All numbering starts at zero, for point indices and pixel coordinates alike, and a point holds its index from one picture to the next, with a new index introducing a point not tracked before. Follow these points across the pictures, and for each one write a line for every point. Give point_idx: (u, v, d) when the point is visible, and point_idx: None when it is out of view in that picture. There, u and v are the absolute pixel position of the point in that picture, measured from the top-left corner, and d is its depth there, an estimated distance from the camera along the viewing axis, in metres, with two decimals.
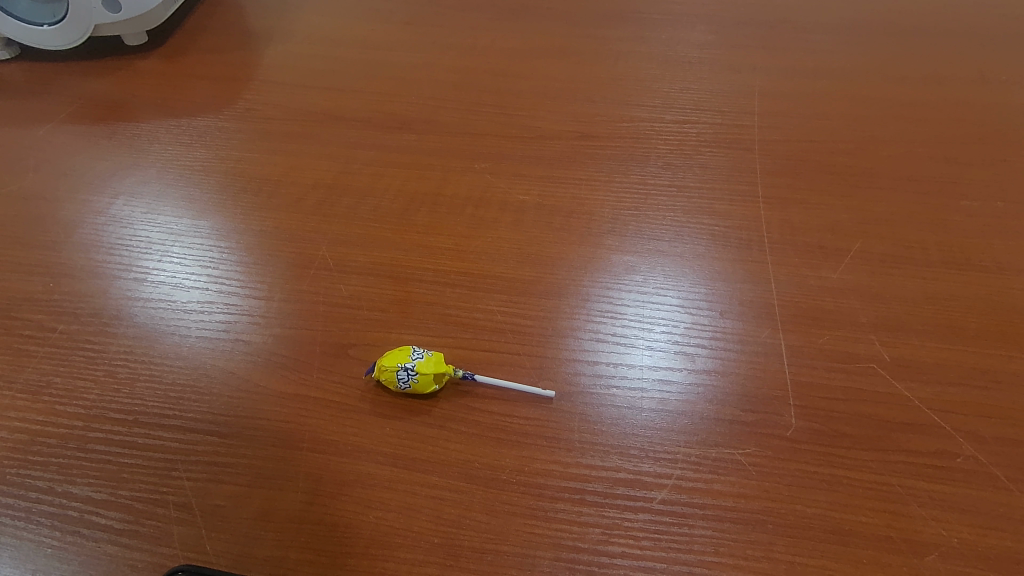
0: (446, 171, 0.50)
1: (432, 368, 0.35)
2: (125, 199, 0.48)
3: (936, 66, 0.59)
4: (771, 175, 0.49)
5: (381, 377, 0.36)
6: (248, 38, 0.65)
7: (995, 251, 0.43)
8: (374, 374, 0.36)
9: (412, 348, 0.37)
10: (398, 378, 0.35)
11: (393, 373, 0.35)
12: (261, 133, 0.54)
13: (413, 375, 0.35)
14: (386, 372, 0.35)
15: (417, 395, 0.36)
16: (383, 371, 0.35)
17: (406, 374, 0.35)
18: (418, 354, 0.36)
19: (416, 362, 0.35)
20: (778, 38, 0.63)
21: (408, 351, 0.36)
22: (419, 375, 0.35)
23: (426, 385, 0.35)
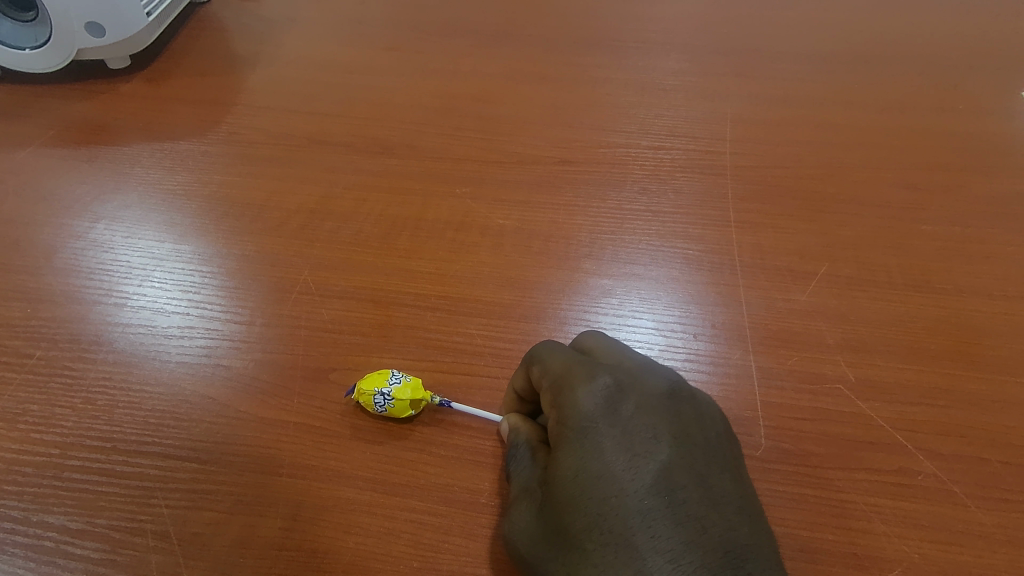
0: (428, 195, 0.51)
1: (409, 394, 0.36)
2: (105, 223, 0.48)
3: (899, 97, 0.61)
4: (742, 200, 0.51)
5: (360, 400, 0.36)
6: (232, 65, 0.66)
7: (953, 274, 0.45)
8: (354, 396, 0.37)
9: (392, 371, 0.37)
10: (375, 402, 0.36)
11: (372, 398, 0.36)
12: (244, 157, 0.54)
13: (389, 400, 0.35)
14: (366, 396, 0.36)
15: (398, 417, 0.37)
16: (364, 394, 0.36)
17: (382, 399, 0.36)
18: (396, 378, 0.36)
19: (393, 387, 0.36)
20: (750, 68, 0.65)
21: (387, 375, 0.37)
22: (395, 400, 0.36)
23: (404, 411, 0.36)
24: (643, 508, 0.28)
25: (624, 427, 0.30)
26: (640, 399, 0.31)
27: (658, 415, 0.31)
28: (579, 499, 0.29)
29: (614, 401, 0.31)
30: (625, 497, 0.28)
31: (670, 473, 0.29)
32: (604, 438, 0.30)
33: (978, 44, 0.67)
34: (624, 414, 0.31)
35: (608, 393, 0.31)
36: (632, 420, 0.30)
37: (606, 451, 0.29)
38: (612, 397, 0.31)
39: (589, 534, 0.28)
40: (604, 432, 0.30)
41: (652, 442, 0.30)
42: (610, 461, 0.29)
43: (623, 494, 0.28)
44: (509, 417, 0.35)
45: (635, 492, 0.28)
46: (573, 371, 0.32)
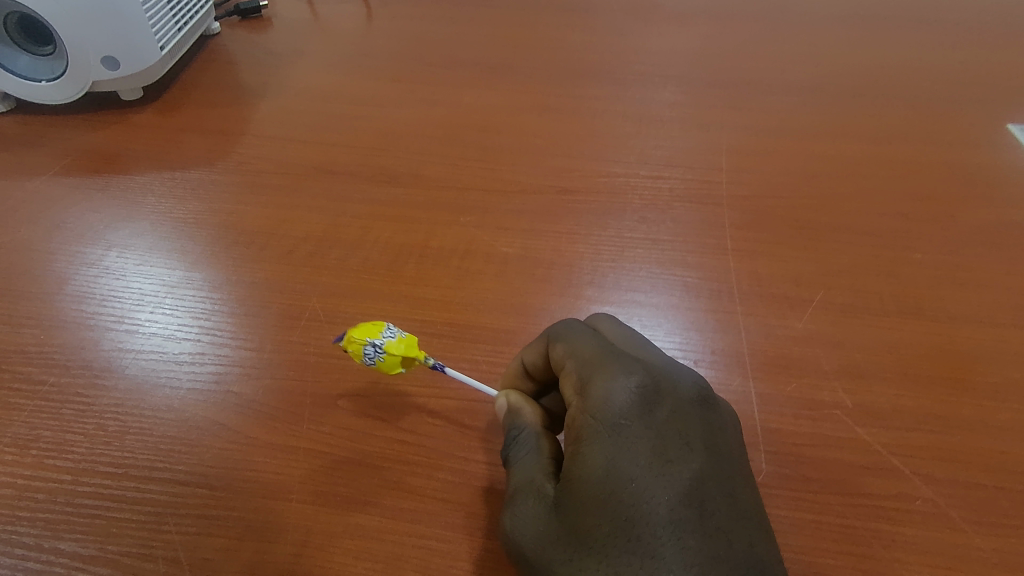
0: (433, 224, 0.52)
1: (399, 353, 0.36)
2: (118, 250, 0.49)
3: (886, 131, 0.64)
4: (739, 229, 0.52)
5: (350, 348, 0.37)
6: (242, 97, 0.68)
7: (945, 301, 0.46)
8: (343, 344, 0.37)
9: (386, 324, 0.38)
10: (365, 354, 0.36)
11: (361, 348, 0.36)
12: (254, 186, 0.56)
13: (380, 354, 0.36)
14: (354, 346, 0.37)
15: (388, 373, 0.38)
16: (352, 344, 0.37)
17: (373, 351, 0.36)
18: (389, 333, 0.37)
19: (386, 342, 0.36)
20: (742, 102, 0.68)
21: (381, 328, 0.37)
22: (386, 355, 0.36)
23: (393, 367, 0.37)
24: (674, 518, 0.28)
25: (659, 432, 0.30)
26: (674, 404, 0.32)
27: (690, 423, 0.31)
28: (609, 502, 0.29)
29: (650, 404, 0.31)
30: (657, 505, 0.28)
31: (701, 484, 0.29)
32: (638, 442, 0.30)
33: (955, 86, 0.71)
34: (658, 418, 0.31)
35: (645, 394, 0.32)
36: (666, 425, 0.31)
37: (641, 456, 0.30)
38: (647, 397, 0.31)
39: (615, 540, 0.28)
40: (637, 434, 0.30)
41: (685, 451, 0.30)
42: (644, 466, 0.29)
43: (655, 502, 0.28)
44: (507, 395, 0.37)
45: (668, 501, 0.29)
46: (608, 366, 0.33)
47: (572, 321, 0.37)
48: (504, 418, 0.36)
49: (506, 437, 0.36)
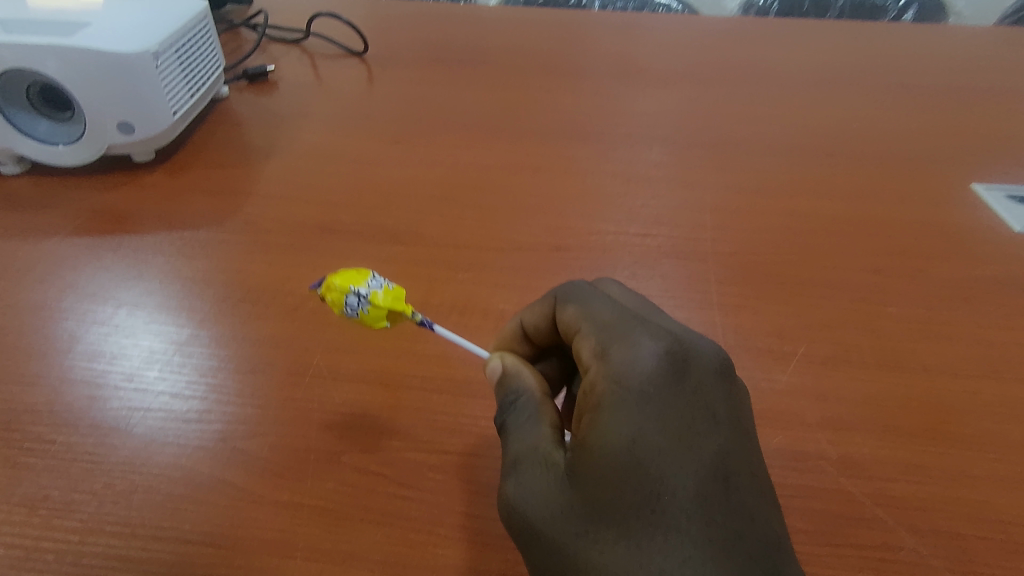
0: (432, 280, 0.54)
1: (384, 310, 0.40)
2: (128, 308, 0.51)
3: (858, 190, 0.68)
4: (724, 284, 0.55)
5: (334, 298, 0.41)
6: (249, 158, 0.72)
7: (920, 354, 0.48)
8: (328, 294, 0.41)
9: (369, 275, 0.42)
10: (350, 304, 0.40)
11: (342, 305, 0.41)
12: (260, 244, 0.58)
13: (365, 305, 0.40)
14: (335, 304, 0.41)
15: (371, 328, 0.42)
16: (333, 301, 0.41)
17: (358, 302, 0.40)
18: (373, 286, 0.41)
19: (370, 293, 0.40)
20: (724, 162, 0.72)
21: (365, 280, 0.41)
22: (371, 307, 0.40)
23: (375, 322, 0.41)
24: (699, 493, 0.30)
25: (686, 405, 0.32)
26: (700, 376, 0.33)
27: (715, 397, 0.33)
28: (636, 473, 0.30)
29: (677, 375, 0.33)
30: (683, 478, 0.30)
31: (725, 460, 0.31)
32: (667, 414, 0.32)
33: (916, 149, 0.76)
34: (686, 390, 0.33)
35: (674, 365, 0.33)
36: (693, 398, 0.32)
37: (669, 428, 0.31)
38: (675, 368, 0.33)
39: (639, 511, 0.29)
40: (664, 404, 0.32)
41: (711, 426, 0.32)
42: (671, 438, 0.31)
43: (681, 475, 0.30)
44: (503, 360, 0.40)
45: (694, 475, 0.30)
46: (633, 334, 0.34)
47: (582, 284, 0.40)
48: (499, 388, 0.38)
49: (501, 406, 0.38)
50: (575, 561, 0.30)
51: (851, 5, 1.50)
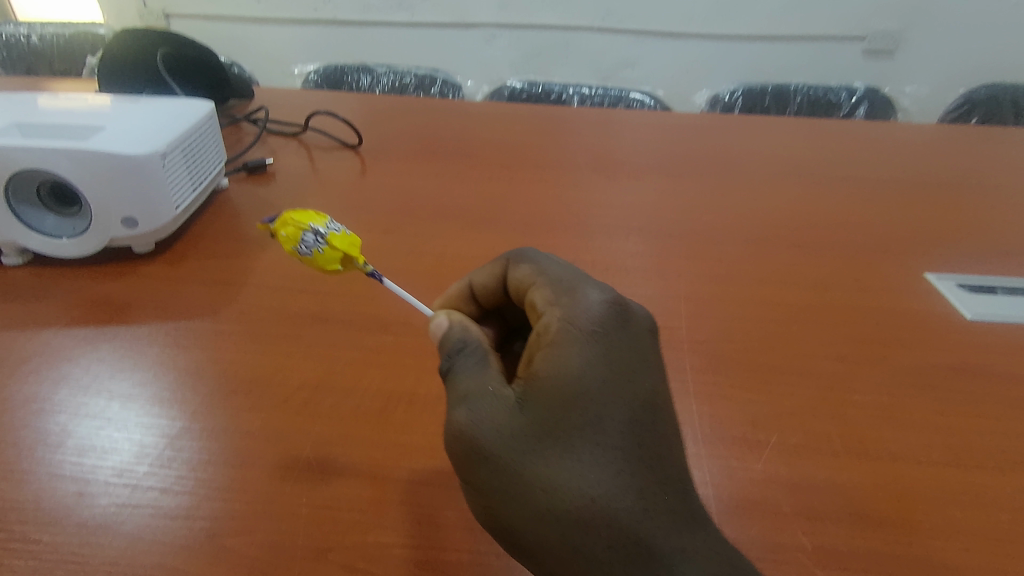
0: (420, 370, 0.56)
1: (334, 249, 0.51)
2: (121, 400, 0.52)
3: (821, 278, 0.73)
4: (699, 372, 0.58)
5: (291, 236, 0.51)
6: (246, 248, 0.75)
7: (886, 440, 0.51)
8: (286, 236, 0.51)
9: (326, 222, 0.52)
10: (307, 244, 0.50)
11: (292, 242, 0.51)
12: (255, 334, 0.60)
13: (320, 246, 0.50)
14: (285, 241, 0.52)
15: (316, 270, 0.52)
16: (284, 241, 0.52)
17: (314, 243, 0.50)
18: (328, 229, 0.51)
19: (325, 236, 0.51)
20: (696, 252, 0.77)
21: (321, 224, 0.52)
22: (326, 249, 0.50)
23: (320, 263, 0.51)
24: (632, 419, 0.38)
25: (626, 349, 0.40)
26: (636, 330, 0.42)
27: (646, 346, 0.41)
28: (582, 402, 0.37)
29: (620, 324, 0.41)
30: (621, 405, 0.38)
31: (651, 396, 0.39)
32: (611, 355, 0.39)
33: (873, 241, 0.82)
34: (626, 337, 0.41)
35: (618, 318, 0.41)
36: (631, 345, 0.41)
37: (612, 365, 0.39)
38: (619, 320, 0.41)
39: (583, 431, 0.37)
40: (610, 346, 0.40)
41: (642, 367, 0.40)
42: (614, 372, 0.39)
43: (619, 403, 0.38)
44: (451, 316, 0.44)
45: (629, 404, 0.38)
46: (584, 291, 0.43)
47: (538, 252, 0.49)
48: (442, 340, 0.43)
49: (445, 351, 0.42)
50: (523, 472, 0.36)
51: (806, 103, 1.69)
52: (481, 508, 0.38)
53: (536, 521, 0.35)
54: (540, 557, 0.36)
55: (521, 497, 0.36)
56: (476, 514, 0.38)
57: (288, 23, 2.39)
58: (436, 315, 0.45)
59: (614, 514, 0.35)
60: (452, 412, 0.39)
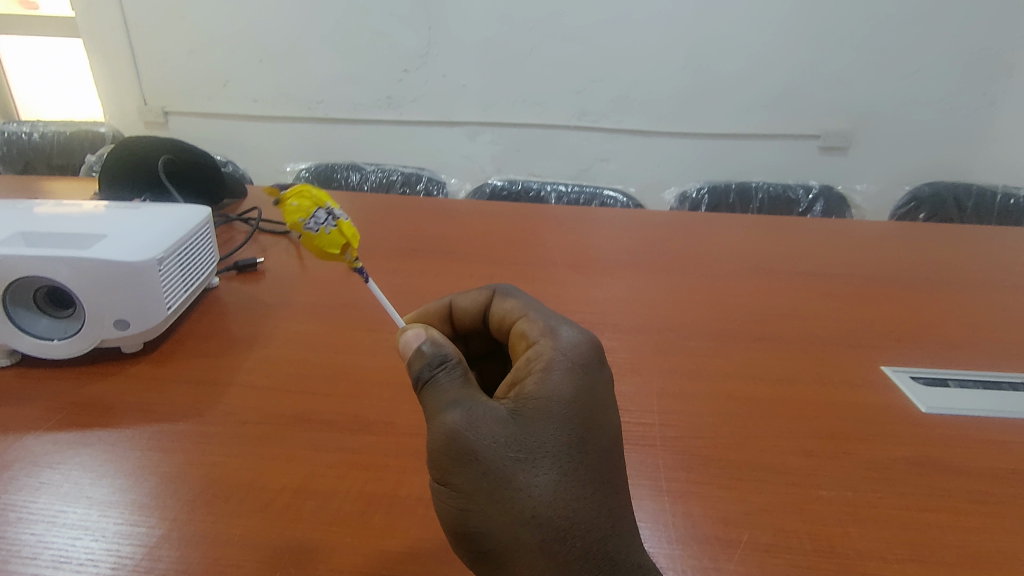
0: (402, 471, 0.58)
1: (340, 234, 0.60)
2: (100, 508, 0.52)
3: (786, 372, 0.77)
4: (672, 469, 0.60)
5: (308, 213, 0.59)
6: (233, 346, 0.77)
7: (852, 537, 0.53)
8: (302, 210, 0.59)
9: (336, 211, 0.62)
10: (321, 223, 0.59)
11: (302, 220, 0.59)
12: (238, 436, 0.61)
13: (331, 229, 0.60)
14: (295, 216, 0.59)
15: (309, 248, 0.60)
16: (293, 213, 0.59)
17: (327, 225, 0.59)
18: (339, 218, 0.61)
19: (337, 223, 0.60)
20: (667, 347, 0.81)
21: (333, 212, 0.61)
22: (335, 232, 0.60)
23: (320, 244, 0.60)
24: (605, 446, 0.43)
25: (605, 385, 0.46)
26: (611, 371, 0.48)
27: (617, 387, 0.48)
28: (567, 425, 0.42)
29: (601, 362, 0.47)
30: (598, 432, 0.43)
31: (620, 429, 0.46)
32: (595, 388, 0.45)
33: (832, 335, 0.87)
34: (604, 375, 0.47)
35: (601, 356, 0.47)
36: (608, 382, 0.47)
37: (596, 396, 0.45)
38: (601, 358, 0.47)
39: (568, 450, 0.42)
40: (594, 380, 0.45)
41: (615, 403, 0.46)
42: (596, 402, 0.44)
43: (597, 431, 0.43)
44: (433, 332, 0.48)
45: (604, 433, 0.44)
46: (571, 327, 0.49)
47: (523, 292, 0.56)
48: (427, 350, 0.46)
49: (430, 359, 0.45)
50: (512, 482, 0.40)
51: (768, 200, 1.81)
52: (458, 509, 0.41)
53: (515, 527, 0.39)
54: (508, 557, 0.40)
55: (503, 503, 0.40)
56: (448, 514, 0.42)
57: (282, 120, 2.53)
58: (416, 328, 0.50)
59: (584, 529, 0.40)
60: (443, 415, 0.42)
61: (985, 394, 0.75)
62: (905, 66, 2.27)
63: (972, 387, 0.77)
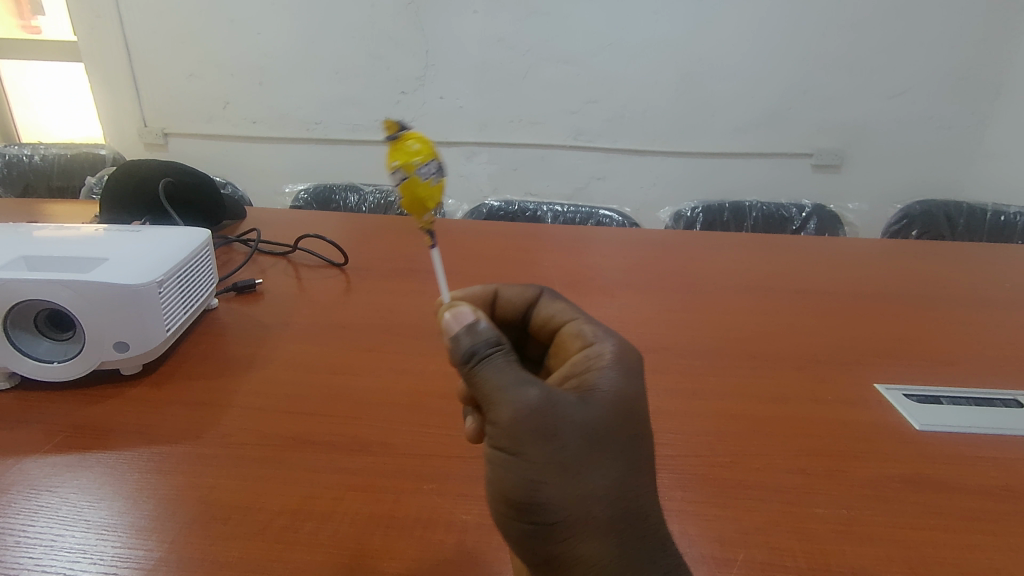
0: (399, 492, 0.58)
1: (438, 191, 0.54)
2: (98, 531, 0.52)
3: (780, 391, 0.78)
4: (667, 488, 0.60)
5: (418, 161, 0.52)
6: (231, 368, 0.78)
7: (847, 555, 0.53)
8: (414, 155, 0.52)
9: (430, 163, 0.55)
10: (426, 174, 0.53)
11: (416, 162, 0.52)
12: (236, 458, 0.61)
13: (434, 182, 0.54)
14: (410, 155, 0.52)
15: (402, 192, 0.53)
16: (410, 152, 0.52)
17: (430, 177, 0.53)
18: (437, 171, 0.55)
19: (437, 177, 0.54)
20: (662, 366, 0.82)
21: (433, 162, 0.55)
22: (436, 186, 0.54)
23: (418, 192, 0.53)
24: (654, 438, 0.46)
25: None
26: None
27: None
28: (632, 417, 0.44)
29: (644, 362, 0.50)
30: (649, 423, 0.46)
31: None
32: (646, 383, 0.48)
33: (826, 353, 0.88)
34: None
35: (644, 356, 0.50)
36: None
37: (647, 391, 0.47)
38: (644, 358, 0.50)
39: (631, 439, 0.43)
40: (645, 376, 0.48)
41: None
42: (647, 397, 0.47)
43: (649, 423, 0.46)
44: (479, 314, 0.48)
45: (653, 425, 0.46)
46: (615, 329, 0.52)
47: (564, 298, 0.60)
48: (486, 327, 0.46)
49: (492, 337, 0.45)
50: (588, 463, 0.41)
51: (761, 219, 1.83)
52: (527, 483, 0.41)
53: (588, 505, 0.40)
54: (573, 534, 0.41)
55: (578, 481, 0.41)
56: (513, 488, 0.42)
57: (281, 141, 2.56)
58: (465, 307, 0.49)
59: (642, 516, 0.42)
60: (520, 392, 0.42)
61: (978, 410, 0.76)
62: (894, 87, 2.32)
63: (964, 404, 0.77)
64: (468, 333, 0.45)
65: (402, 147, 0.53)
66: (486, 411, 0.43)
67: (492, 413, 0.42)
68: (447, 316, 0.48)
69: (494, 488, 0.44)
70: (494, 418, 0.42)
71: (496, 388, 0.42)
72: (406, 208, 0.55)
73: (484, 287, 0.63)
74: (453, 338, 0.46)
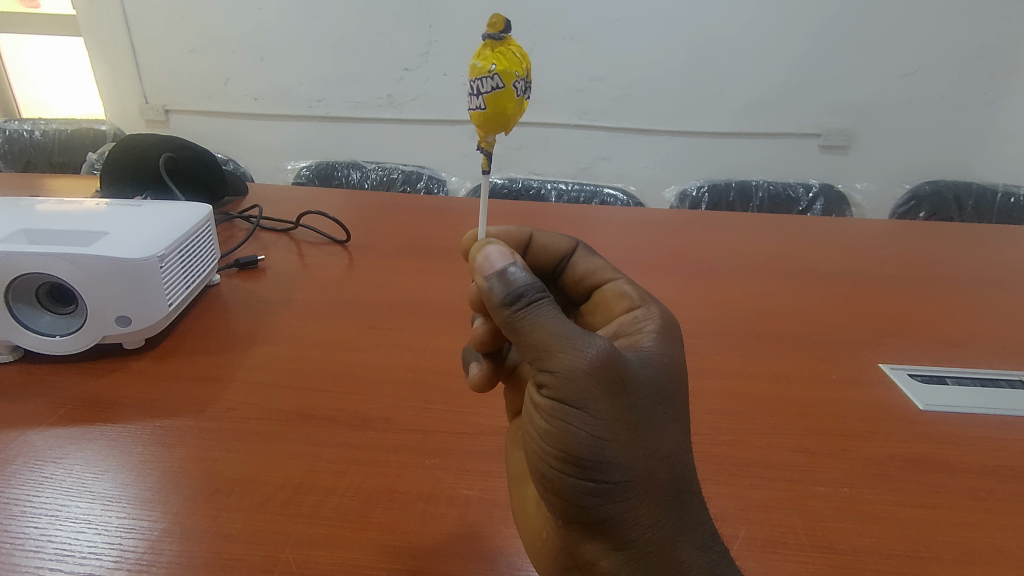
0: (401, 468, 0.58)
1: (523, 108, 0.52)
2: (104, 502, 0.52)
3: (785, 369, 0.77)
4: None
5: (522, 70, 0.50)
6: (233, 343, 0.77)
7: (848, 533, 0.53)
8: (520, 62, 0.50)
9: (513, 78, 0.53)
10: (523, 87, 0.51)
11: (515, 74, 0.49)
12: (239, 432, 0.62)
13: (524, 98, 0.52)
14: (512, 65, 0.49)
15: (489, 103, 0.50)
16: (512, 61, 0.49)
17: (524, 91, 0.51)
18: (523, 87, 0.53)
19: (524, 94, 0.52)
20: None
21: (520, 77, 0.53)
22: (524, 102, 0.52)
23: (505, 107, 0.50)
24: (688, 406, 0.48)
25: None
26: None
27: None
28: (681, 382, 0.46)
29: None
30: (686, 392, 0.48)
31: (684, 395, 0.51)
32: None
33: (830, 332, 0.88)
34: None
35: None
36: None
37: None
38: None
39: (680, 403, 0.45)
40: None
41: None
42: None
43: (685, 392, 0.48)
44: (518, 263, 0.47)
45: None
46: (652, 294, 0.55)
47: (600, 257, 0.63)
48: (533, 276, 0.46)
49: (538, 285, 0.45)
50: (647, 421, 0.42)
51: (767, 198, 1.81)
52: (593, 440, 0.40)
53: (650, 465, 0.41)
54: (632, 494, 0.41)
55: (642, 441, 0.41)
56: (574, 443, 0.40)
57: (283, 118, 2.53)
58: (500, 250, 0.49)
59: (690, 476, 0.44)
60: (587, 343, 0.41)
61: (983, 391, 0.75)
62: (907, 66, 2.27)
63: (969, 385, 0.77)
64: (515, 280, 0.45)
65: (504, 52, 0.49)
66: (542, 361, 0.42)
67: (552, 360, 0.41)
68: (486, 259, 0.48)
69: (549, 445, 0.42)
70: (553, 367, 0.41)
71: (557, 333, 0.42)
72: (480, 122, 0.51)
73: (518, 229, 0.65)
74: (499, 285, 0.46)
